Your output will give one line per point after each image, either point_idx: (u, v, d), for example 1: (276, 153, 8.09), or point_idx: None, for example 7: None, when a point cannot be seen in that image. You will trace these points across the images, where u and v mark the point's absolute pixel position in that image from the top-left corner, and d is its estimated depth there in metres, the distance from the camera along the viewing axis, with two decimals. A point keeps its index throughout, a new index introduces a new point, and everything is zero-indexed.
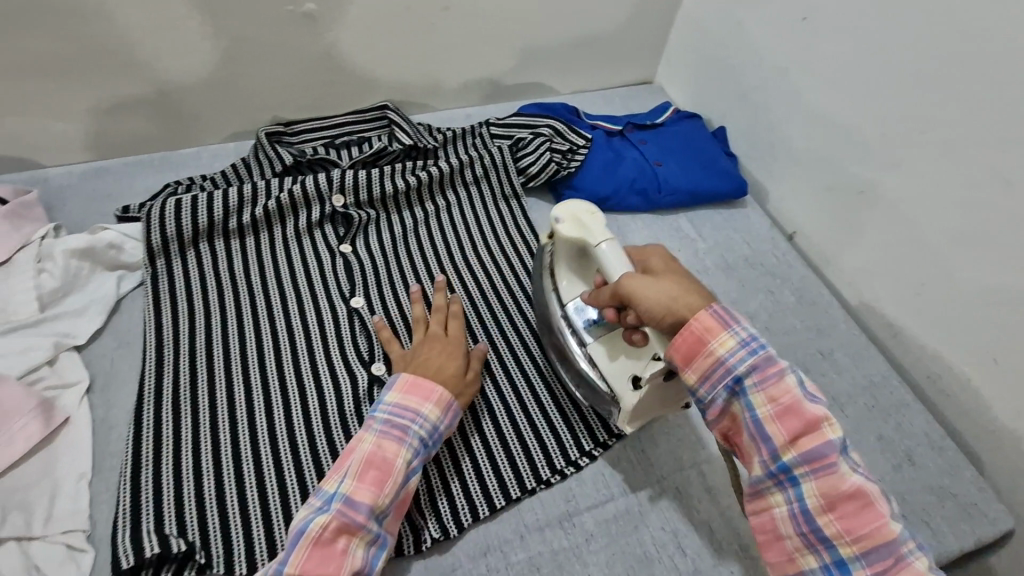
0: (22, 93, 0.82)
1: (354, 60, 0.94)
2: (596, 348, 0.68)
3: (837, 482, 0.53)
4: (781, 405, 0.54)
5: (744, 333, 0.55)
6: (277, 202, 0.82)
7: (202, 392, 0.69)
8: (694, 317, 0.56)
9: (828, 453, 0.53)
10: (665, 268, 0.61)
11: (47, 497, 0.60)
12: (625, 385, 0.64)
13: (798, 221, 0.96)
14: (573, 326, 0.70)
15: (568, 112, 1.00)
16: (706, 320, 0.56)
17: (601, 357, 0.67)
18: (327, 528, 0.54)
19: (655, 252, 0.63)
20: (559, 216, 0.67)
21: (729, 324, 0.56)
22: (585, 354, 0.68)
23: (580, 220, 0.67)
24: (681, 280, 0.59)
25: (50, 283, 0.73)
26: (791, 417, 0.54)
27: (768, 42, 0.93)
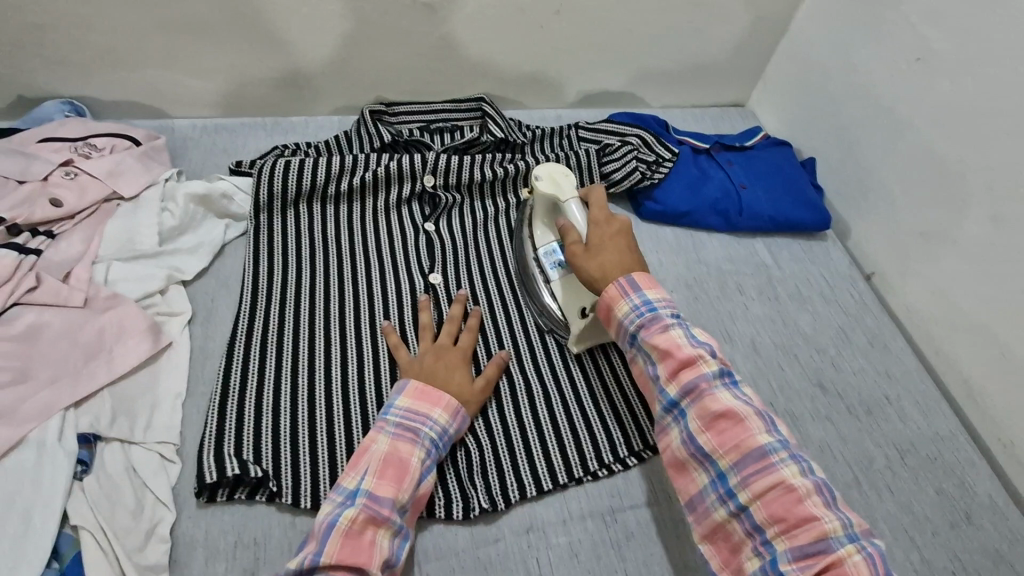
0: (168, 50, 0.91)
1: (462, 52, 0.99)
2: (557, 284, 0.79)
3: (718, 418, 0.57)
4: (690, 392, 0.59)
5: (640, 301, 0.64)
6: (374, 174, 0.87)
7: (286, 338, 0.74)
8: (603, 271, 0.67)
9: (749, 444, 0.55)
10: (604, 230, 0.71)
11: (148, 410, 0.66)
12: (575, 316, 0.75)
13: (879, 262, 0.95)
14: (542, 269, 0.80)
15: (659, 125, 1.02)
16: (613, 291, 0.65)
17: (558, 292, 0.78)
18: (355, 521, 0.55)
19: (608, 215, 0.72)
20: (538, 175, 0.77)
21: (627, 292, 0.65)
22: (549, 290, 0.79)
23: (556, 180, 0.77)
24: (613, 240, 0.69)
25: (171, 221, 0.80)
26: (706, 402, 0.58)
27: (875, 79, 0.92)
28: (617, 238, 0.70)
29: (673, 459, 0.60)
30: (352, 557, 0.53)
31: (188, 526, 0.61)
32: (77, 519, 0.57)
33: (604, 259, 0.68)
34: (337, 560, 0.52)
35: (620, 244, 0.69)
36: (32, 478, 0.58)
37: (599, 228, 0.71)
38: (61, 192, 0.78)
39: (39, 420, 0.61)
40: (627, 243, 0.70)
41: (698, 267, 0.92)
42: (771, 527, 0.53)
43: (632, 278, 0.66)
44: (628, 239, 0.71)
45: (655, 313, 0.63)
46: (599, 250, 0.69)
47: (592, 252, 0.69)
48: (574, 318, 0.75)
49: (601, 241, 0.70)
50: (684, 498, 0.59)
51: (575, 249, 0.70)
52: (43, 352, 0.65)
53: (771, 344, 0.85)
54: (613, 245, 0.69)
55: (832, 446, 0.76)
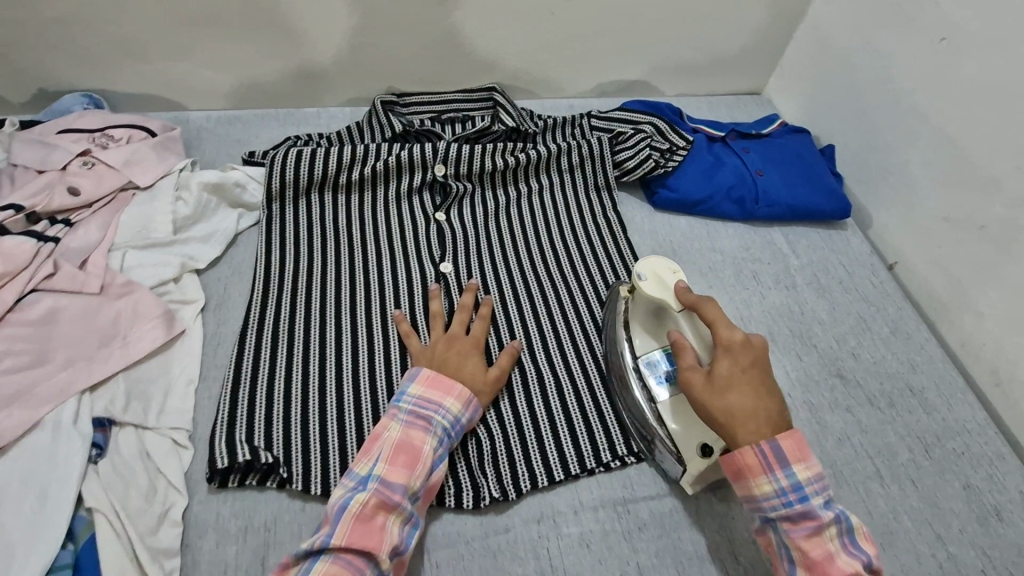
0: (181, 42, 0.91)
1: (473, 41, 0.98)
2: (665, 406, 0.68)
3: (810, 555, 0.53)
4: (794, 525, 0.54)
5: (785, 481, 0.55)
6: (384, 163, 0.87)
7: (298, 325, 0.74)
8: (741, 449, 0.57)
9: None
10: (735, 371, 0.59)
11: (162, 394, 0.67)
12: (693, 452, 0.64)
13: (902, 251, 0.92)
14: (645, 382, 0.69)
15: (673, 113, 1.00)
16: (750, 458, 0.56)
17: (668, 418, 0.67)
18: (366, 504, 0.54)
19: (746, 350, 0.61)
20: (641, 273, 0.70)
21: (773, 467, 0.55)
22: (653, 408, 0.68)
23: (660, 278, 0.70)
24: (755, 393, 0.59)
25: (185, 210, 0.81)
26: (808, 544, 0.53)
27: (899, 61, 0.89)
28: (748, 377, 0.59)
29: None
30: (363, 540, 0.53)
31: (200, 509, 0.61)
32: (91, 500, 0.58)
33: (735, 402, 0.58)
34: (349, 541, 0.52)
35: (756, 384, 0.59)
36: (48, 457, 0.59)
37: (727, 359, 0.60)
38: (78, 181, 0.79)
39: (56, 402, 0.62)
40: (758, 385, 0.59)
41: (714, 257, 0.90)
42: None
43: (776, 444, 0.56)
44: (762, 371, 0.60)
45: (801, 496, 0.55)
46: (727, 387, 0.59)
47: (717, 388, 0.59)
48: (693, 458, 0.64)
49: (729, 377, 0.59)
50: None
51: (694, 379, 0.60)
52: (60, 336, 0.66)
53: (790, 335, 0.82)
54: (745, 386, 0.59)
55: (853, 438, 0.73)
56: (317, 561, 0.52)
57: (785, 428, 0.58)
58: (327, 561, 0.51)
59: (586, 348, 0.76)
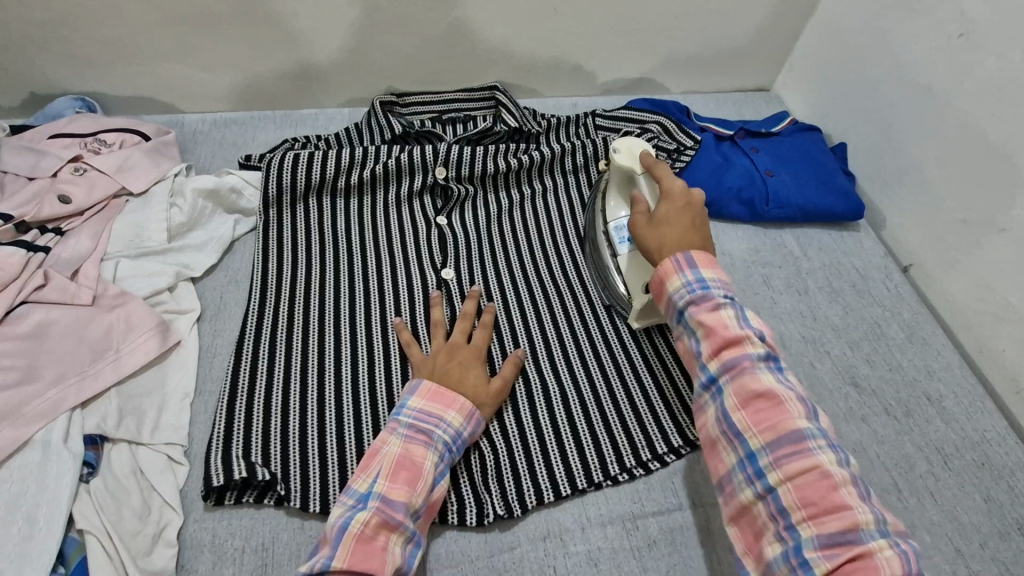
0: (175, 43, 0.89)
1: (474, 39, 0.95)
2: (625, 258, 0.76)
3: (757, 396, 0.52)
4: (731, 369, 0.54)
5: (693, 278, 0.58)
6: (384, 166, 0.85)
7: (295, 334, 0.72)
8: (660, 261, 0.62)
9: (789, 432, 0.51)
10: (671, 213, 0.65)
11: (156, 409, 0.65)
12: (638, 290, 0.73)
13: (917, 253, 0.89)
14: (612, 241, 0.78)
15: (679, 111, 0.97)
16: (668, 264, 0.60)
17: (625, 267, 0.76)
18: (368, 524, 0.52)
19: (679, 203, 0.66)
20: (616, 147, 0.76)
21: (682, 268, 0.59)
22: (616, 263, 0.77)
23: (634, 153, 0.76)
24: (681, 227, 0.63)
25: (179, 217, 0.79)
26: (746, 381, 0.53)
27: (914, 57, 0.86)
28: (681, 216, 0.64)
29: (706, 437, 0.56)
30: (364, 563, 0.51)
31: (196, 529, 0.59)
32: (83, 521, 0.56)
33: (665, 233, 0.63)
34: (349, 565, 0.50)
35: (686, 219, 0.64)
36: (37, 479, 0.57)
37: (670, 204, 0.66)
38: (69, 189, 0.77)
39: (45, 421, 0.60)
40: (692, 224, 0.64)
41: (723, 260, 0.88)
42: (798, 512, 0.49)
43: (690, 254, 0.59)
44: (696, 214, 0.65)
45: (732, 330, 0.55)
46: (662, 223, 0.64)
47: (654, 224, 0.64)
48: (638, 294, 0.73)
49: (662, 220, 0.64)
50: (713, 477, 0.56)
51: (638, 221, 0.66)
52: (50, 350, 0.65)
53: (802, 340, 0.80)
54: (680, 223, 0.64)
55: (868, 448, 0.71)
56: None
57: (707, 253, 0.62)
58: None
59: (592, 356, 0.73)
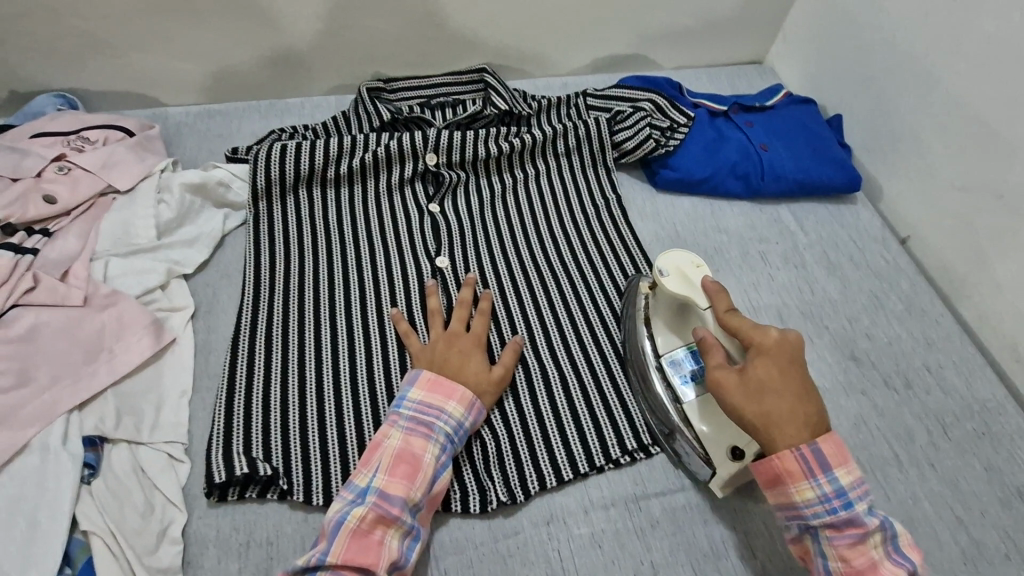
0: (152, 33, 0.87)
1: (460, 19, 0.93)
2: (693, 407, 0.65)
3: (810, 500, 0.53)
4: (804, 481, 0.54)
5: (830, 486, 0.53)
6: (374, 154, 0.83)
7: (291, 327, 0.72)
8: (778, 454, 0.54)
9: (857, 546, 0.52)
10: (770, 377, 0.56)
11: (154, 407, 0.65)
12: (723, 457, 0.62)
13: (914, 223, 0.89)
14: (669, 381, 0.67)
15: (672, 87, 0.96)
16: (790, 463, 0.54)
17: (695, 419, 0.65)
18: (363, 519, 0.53)
19: (773, 351, 0.58)
20: (663, 269, 0.65)
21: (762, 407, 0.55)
22: (680, 411, 0.66)
23: (685, 274, 0.65)
24: (787, 392, 0.56)
25: (168, 213, 0.78)
26: (818, 496, 0.53)
27: (908, 21, 0.85)
28: (777, 378, 0.56)
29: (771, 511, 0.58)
30: (361, 557, 0.51)
31: (200, 525, 0.59)
32: (86, 523, 0.56)
33: (770, 405, 0.55)
34: (345, 559, 0.51)
35: (789, 382, 0.56)
36: (38, 481, 0.57)
37: (761, 363, 0.57)
38: (54, 188, 0.76)
39: (42, 424, 0.60)
40: (796, 390, 0.56)
41: (720, 238, 0.87)
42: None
43: (817, 447, 0.53)
44: (795, 368, 0.57)
45: (802, 444, 0.54)
46: (761, 388, 0.56)
47: (749, 386, 0.56)
48: (725, 462, 0.62)
49: (764, 382, 0.56)
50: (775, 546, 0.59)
51: (722, 377, 0.57)
52: (43, 353, 0.64)
53: (801, 316, 0.80)
54: (778, 385, 0.56)
55: (869, 422, 0.71)
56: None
57: (822, 429, 0.55)
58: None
59: (591, 340, 0.73)
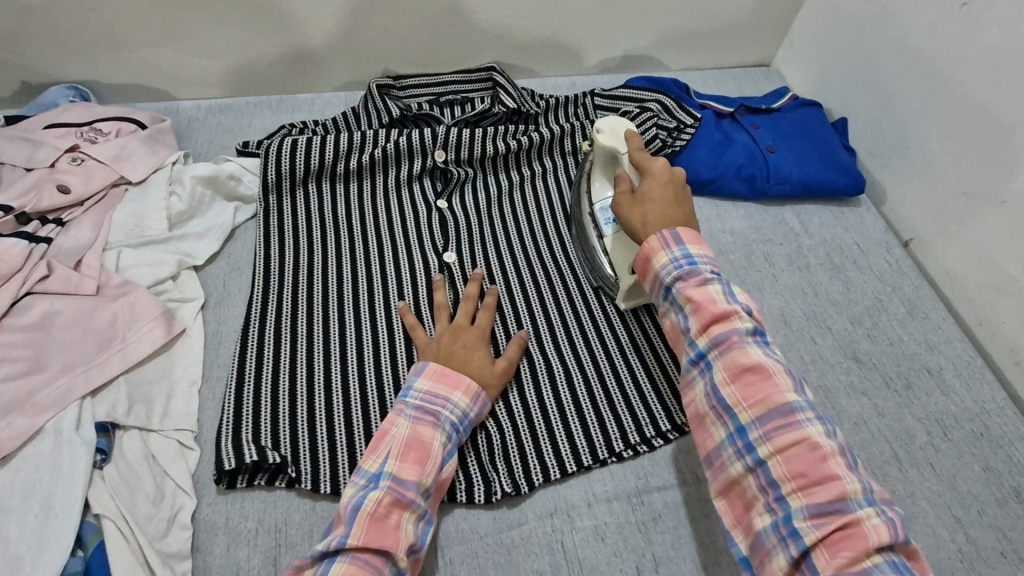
0: (166, 28, 0.88)
1: (470, 18, 0.94)
2: (611, 238, 0.75)
3: (746, 370, 0.53)
4: (720, 344, 0.55)
5: (679, 252, 0.60)
6: (383, 150, 0.84)
7: (300, 319, 0.73)
8: (646, 239, 0.62)
9: (775, 401, 0.52)
10: (653, 194, 0.65)
11: (165, 396, 0.65)
12: (625, 272, 0.72)
13: (917, 227, 0.89)
14: (596, 223, 0.77)
15: (679, 88, 0.96)
16: (652, 240, 0.61)
17: (610, 246, 0.75)
18: (381, 503, 0.53)
19: (660, 178, 0.67)
20: (598, 126, 0.75)
21: (669, 244, 0.60)
22: (602, 244, 0.76)
23: (616, 132, 0.75)
24: (665, 205, 0.64)
25: (179, 205, 0.79)
26: (736, 357, 0.54)
27: (915, 28, 0.86)
28: (662, 189, 0.66)
29: (694, 412, 0.57)
30: (380, 541, 0.51)
31: (210, 512, 0.60)
32: (99, 507, 0.57)
33: (652, 209, 0.64)
34: (366, 542, 0.51)
35: (668, 196, 0.65)
36: (51, 467, 0.58)
37: (654, 177, 0.67)
38: (68, 178, 0.77)
39: (55, 410, 0.61)
40: (675, 196, 0.66)
41: (724, 238, 0.88)
42: (788, 484, 0.49)
43: (677, 230, 0.61)
44: (678, 190, 0.66)
45: (728, 302, 0.56)
46: (646, 199, 0.65)
47: (638, 201, 0.66)
48: (624, 275, 0.72)
49: (648, 198, 0.65)
50: (702, 455, 0.56)
51: (622, 198, 0.67)
52: (57, 340, 0.65)
53: (803, 316, 0.81)
54: (659, 199, 0.65)
55: (869, 421, 0.72)
56: (334, 562, 0.50)
57: (689, 227, 0.63)
58: (344, 562, 0.50)
59: (595, 336, 0.74)
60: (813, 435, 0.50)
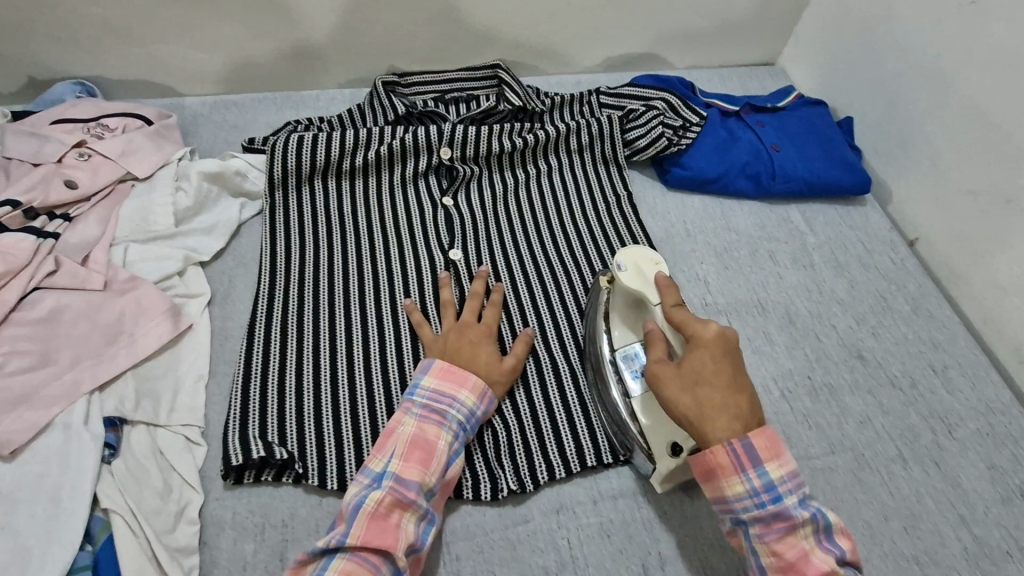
0: (172, 24, 0.88)
1: (476, 15, 0.94)
2: (639, 401, 0.66)
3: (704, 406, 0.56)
4: (768, 530, 0.53)
5: (758, 481, 0.53)
6: (389, 147, 0.84)
7: (307, 315, 0.73)
8: (713, 448, 0.54)
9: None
10: (708, 373, 0.56)
11: (172, 391, 0.66)
12: (662, 450, 0.63)
13: (923, 226, 0.89)
14: (619, 375, 0.67)
15: (684, 86, 0.96)
16: (722, 458, 0.54)
17: (639, 412, 0.65)
18: (382, 503, 0.53)
19: (712, 350, 0.58)
20: (621, 263, 0.68)
21: (744, 467, 0.53)
22: (626, 403, 0.66)
23: (641, 268, 0.67)
24: (728, 394, 0.56)
25: (185, 201, 0.79)
26: (783, 546, 0.52)
27: (921, 26, 0.86)
28: (718, 374, 0.56)
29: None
30: (378, 539, 0.52)
31: (216, 507, 0.61)
32: (107, 502, 0.57)
33: (706, 397, 0.56)
34: (365, 540, 0.51)
35: (727, 380, 0.56)
36: (60, 459, 0.58)
37: (696, 353, 0.58)
38: (75, 174, 0.77)
39: (65, 403, 0.61)
40: (731, 376, 0.57)
41: (730, 237, 0.88)
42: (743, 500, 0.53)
43: (749, 441, 0.54)
44: (733, 362, 0.58)
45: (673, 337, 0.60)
46: (695, 379, 0.57)
47: (686, 381, 0.57)
48: (664, 456, 0.62)
49: (705, 372, 0.56)
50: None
51: (662, 371, 0.58)
52: (64, 335, 0.65)
53: (809, 315, 0.81)
54: (715, 380, 0.56)
55: (874, 420, 0.72)
56: (334, 558, 0.51)
57: (756, 422, 0.56)
58: (343, 558, 0.51)
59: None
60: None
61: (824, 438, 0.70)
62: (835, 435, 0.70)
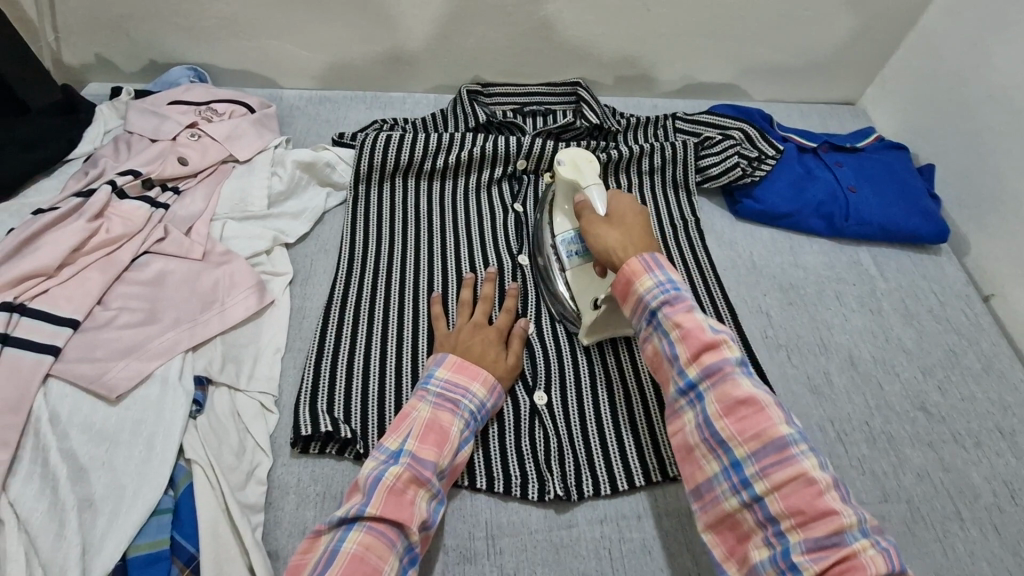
0: (283, 23, 0.95)
1: (563, 34, 0.97)
2: (572, 274, 0.76)
3: (739, 402, 0.54)
4: (752, 443, 0.52)
5: (664, 278, 0.60)
6: (469, 154, 0.88)
7: (377, 301, 0.77)
8: (626, 262, 0.62)
9: (771, 437, 0.52)
10: (626, 221, 0.67)
11: (252, 359, 0.71)
12: (586, 306, 0.73)
13: (1003, 283, 0.87)
14: (559, 256, 0.77)
15: (763, 119, 0.97)
16: (636, 265, 0.61)
17: (572, 282, 0.75)
18: (399, 478, 0.56)
19: (636, 214, 0.68)
20: (560, 158, 0.74)
21: (652, 268, 0.61)
22: (563, 278, 0.77)
23: (578, 165, 0.73)
24: (641, 235, 0.66)
25: (279, 185, 0.85)
26: (771, 459, 0.51)
27: (1018, 83, 0.84)
28: (635, 222, 0.67)
29: (684, 443, 0.57)
30: (396, 513, 0.54)
31: (283, 471, 0.65)
32: (191, 452, 0.63)
33: (623, 236, 0.65)
34: (382, 513, 0.54)
35: (641, 228, 0.66)
36: (155, 409, 0.64)
37: (623, 210, 0.68)
38: (186, 151, 0.84)
39: (163, 359, 0.66)
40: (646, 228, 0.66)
41: (795, 271, 0.88)
42: (786, 518, 0.50)
43: (657, 254, 0.62)
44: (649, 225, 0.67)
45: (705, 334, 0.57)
46: (621, 224, 0.66)
47: (613, 226, 0.67)
48: (587, 309, 0.73)
49: (623, 223, 0.67)
50: (692, 486, 0.57)
51: (592, 224, 0.67)
52: (167, 297, 0.71)
53: (871, 360, 0.79)
54: (633, 232, 0.66)
55: (933, 474, 0.70)
56: (352, 529, 0.53)
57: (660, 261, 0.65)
58: (361, 530, 0.53)
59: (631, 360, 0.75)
60: (867, 557, 0.46)
61: (879, 486, 0.69)
62: (891, 485, 0.69)
